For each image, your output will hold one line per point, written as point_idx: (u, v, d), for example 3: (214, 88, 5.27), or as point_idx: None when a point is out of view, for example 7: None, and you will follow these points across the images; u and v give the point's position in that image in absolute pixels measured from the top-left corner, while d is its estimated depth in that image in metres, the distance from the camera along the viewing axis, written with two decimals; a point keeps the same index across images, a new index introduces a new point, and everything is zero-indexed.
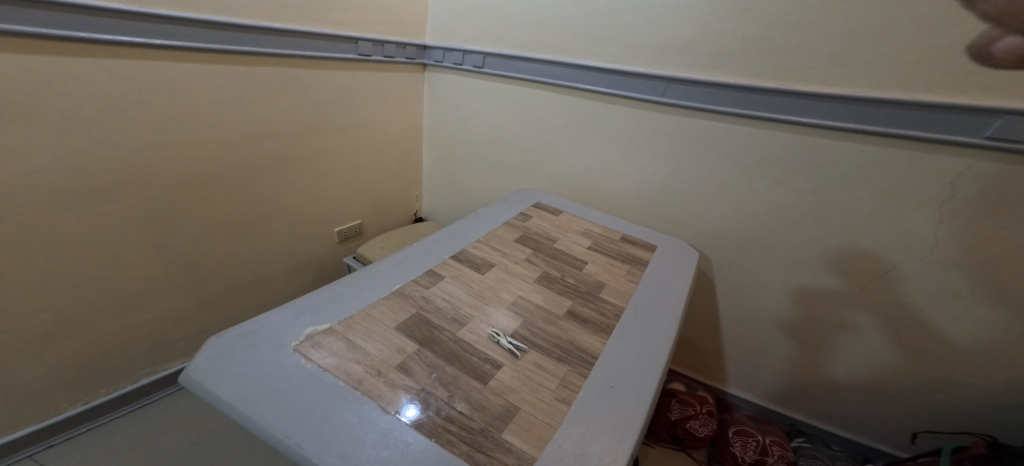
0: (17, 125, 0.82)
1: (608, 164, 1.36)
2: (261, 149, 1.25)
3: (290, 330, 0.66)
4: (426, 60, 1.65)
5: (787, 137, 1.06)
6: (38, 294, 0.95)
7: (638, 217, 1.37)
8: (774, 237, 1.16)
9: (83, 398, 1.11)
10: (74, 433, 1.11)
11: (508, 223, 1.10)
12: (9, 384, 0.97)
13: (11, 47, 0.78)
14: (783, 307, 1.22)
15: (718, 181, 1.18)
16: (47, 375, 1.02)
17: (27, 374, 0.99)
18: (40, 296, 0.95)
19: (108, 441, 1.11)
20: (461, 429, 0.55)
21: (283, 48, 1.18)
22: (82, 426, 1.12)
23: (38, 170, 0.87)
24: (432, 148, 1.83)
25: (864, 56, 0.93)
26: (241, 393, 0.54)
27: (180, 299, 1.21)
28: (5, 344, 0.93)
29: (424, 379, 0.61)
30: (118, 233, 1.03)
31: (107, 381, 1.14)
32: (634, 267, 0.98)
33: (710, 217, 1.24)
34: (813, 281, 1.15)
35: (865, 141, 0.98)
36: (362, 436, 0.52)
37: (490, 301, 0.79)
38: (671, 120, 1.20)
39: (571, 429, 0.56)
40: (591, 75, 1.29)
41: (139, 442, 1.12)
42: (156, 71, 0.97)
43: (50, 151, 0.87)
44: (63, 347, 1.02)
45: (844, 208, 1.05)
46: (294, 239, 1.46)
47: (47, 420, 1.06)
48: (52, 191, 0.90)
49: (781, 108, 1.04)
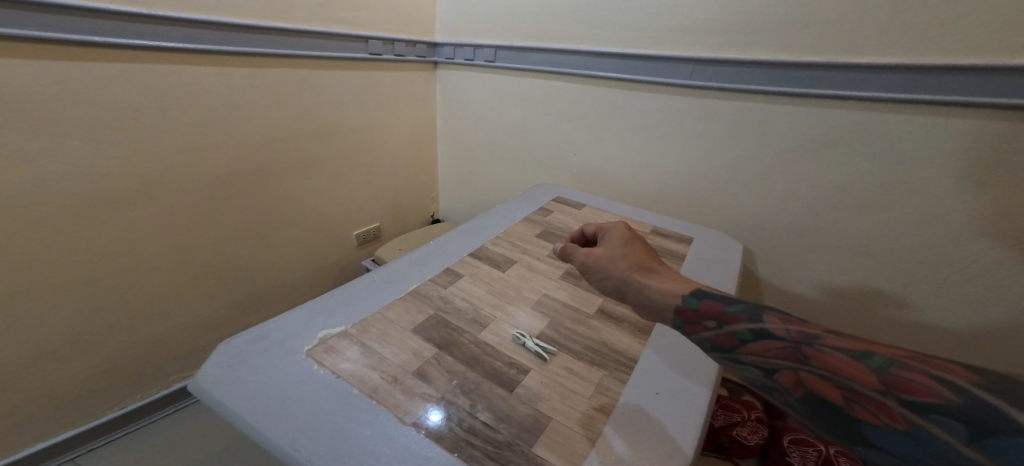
0: (36, 136, 0.81)
1: (631, 155, 1.28)
2: (277, 152, 1.23)
3: (303, 334, 0.62)
4: (436, 58, 1.61)
5: (839, 115, 0.95)
6: (67, 304, 0.94)
7: (666, 209, 1.28)
8: (823, 227, 1.05)
9: (119, 402, 1.10)
10: (112, 437, 1.11)
11: (527, 219, 1.04)
12: (47, 392, 0.97)
13: (30, 53, 0.77)
14: (835, 304, 1.09)
15: (758, 166, 1.08)
16: (79, 384, 1.01)
17: (60, 384, 0.98)
18: (69, 306, 0.94)
19: (143, 449, 1.10)
20: (487, 442, 0.49)
21: (294, 49, 1.16)
22: (120, 430, 1.12)
23: (60, 178, 0.86)
24: (446, 148, 1.79)
25: (924, 22, 0.83)
26: (249, 403, 0.50)
27: (203, 306, 1.19)
28: (37, 353, 0.92)
29: (444, 386, 0.55)
30: (142, 240, 1.01)
31: (140, 387, 1.14)
32: (669, 260, 0.90)
33: (747, 207, 1.14)
34: (870, 276, 1.02)
35: (930, 115, 0.86)
36: (377, 451, 0.46)
37: (512, 300, 0.74)
38: (700, 104, 1.11)
39: (613, 441, 0.50)
40: (610, 61, 1.22)
41: (170, 451, 1.11)
42: (169, 75, 0.95)
43: (72, 157, 0.86)
44: (94, 356, 1.01)
45: (912, 191, 0.92)
46: (312, 243, 1.43)
47: (87, 425, 1.06)
48: (78, 198, 0.89)
49: (826, 84, 0.95)
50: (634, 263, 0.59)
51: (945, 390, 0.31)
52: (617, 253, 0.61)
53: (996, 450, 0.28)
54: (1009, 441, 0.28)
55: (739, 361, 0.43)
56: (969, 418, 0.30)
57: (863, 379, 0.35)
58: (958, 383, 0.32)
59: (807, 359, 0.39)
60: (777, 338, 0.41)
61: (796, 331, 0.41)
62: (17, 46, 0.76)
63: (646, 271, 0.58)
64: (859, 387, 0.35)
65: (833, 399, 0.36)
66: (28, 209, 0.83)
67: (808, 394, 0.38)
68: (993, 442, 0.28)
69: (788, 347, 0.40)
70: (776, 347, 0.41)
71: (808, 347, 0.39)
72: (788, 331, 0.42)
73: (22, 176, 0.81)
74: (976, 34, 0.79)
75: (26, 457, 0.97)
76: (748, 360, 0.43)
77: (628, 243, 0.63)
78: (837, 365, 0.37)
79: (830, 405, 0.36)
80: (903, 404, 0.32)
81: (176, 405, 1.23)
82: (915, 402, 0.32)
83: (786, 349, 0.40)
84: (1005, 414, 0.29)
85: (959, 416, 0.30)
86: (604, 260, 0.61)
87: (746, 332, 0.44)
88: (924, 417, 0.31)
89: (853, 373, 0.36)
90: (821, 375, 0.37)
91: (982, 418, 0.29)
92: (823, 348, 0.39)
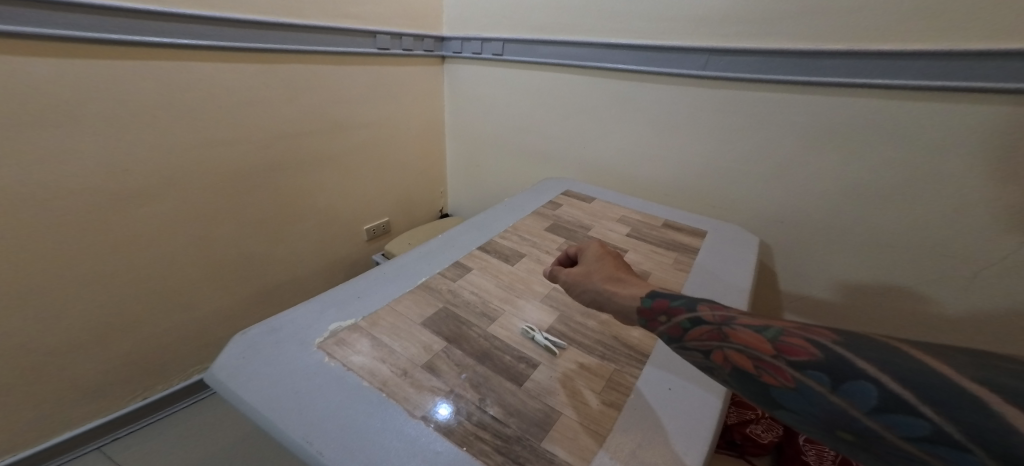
0: (60, 133, 0.83)
1: (643, 148, 1.26)
2: (288, 148, 1.23)
3: (315, 326, 0.62)
4: (443, 52, 1.60)
5: (863, 104, 0.92)
6: (91, 298, 0.96)
7: (679, 203, 1.26)
8: (843, 220, 1.01)
9: (141, 393, 1.13)
10: (136, 426, 1.14)
11: (536, 213, 1.03)
12: (74, 383, 1.00)
13: (53, 52, 0.79)
14: (856, 300, 1.06)
15: (775, 158, 1.06)
16: (103, 375, 1.04)
17: (84, 376, 1.01)
18: (93, 299, 0.96)
19: (165, 438, 1.13)
20: (496, 436, 0.48)
21: (304, 45, 1.16)
22: (144, 420, 1.16)
23: (82, 174, 0.87)
24: (455, 142, 1.78)
25: (957, 5, 0.79)
26: (262, 394, 0.50)
27: (220, 300, 1.21)
28: (63, 344, 0.95)
29: (453, 380, 0.55)
30: (161, 235, 1.03)
31: (162, 378, 1.17)
32: (681, 254, 0.88)
33: (763, 200, 1.11)
34: (893, 271, 0.99)
35: (962, 103, 0.82)
36: (386, 444, 0.46)
37: (521, 294, 0.73)
38: (714, 95, 1.09)
39: (624, 438, 0.49)
40: (620, 53, 1.20)
41: (190, 441, 1.14)
42: (183, 71, 0.96)
43: (93, 154, 0.88)
44: (117, 348, 1.04)
45: (940, 183, 0.88)
46: (323, 237, 1.45)
47: (113, 414, 1.09)
48: (100, 194, 0.91)
49: (848, 73, 0.91)
50: (603, 276, 0.59)
51: (818, 346, 0.31)
52: (591, 270, 0.61)
53: (853, 395, 0.28)
54: (858, 385, 0.28)
55: (680, 350, 0.42)
56: (833, 368, 0.30)
57: (762, 348, 0.34)
58: (826, 340, 0.32)
59: (724, 337, 0.38)
60: (704, 322, 0.40)
61: (720, 315, 0.40)
62: (40, 45, 0.77)
63: (616, 280, 0.57)
64: (760, 356, 0.34)
65: (739, 371, 0.35)
66: (50, 205, 0.85)
67: (724, 371, 0.36)
68: (851, 386, 0.28)
69: (713, 328, 0.39)
70: (700, 329, 0.40)
71: (725, 326, 0.39)
72: (711, 314, 0.41)
73: (47, 172, 0.83)
74: (1014, 16, 0.75)
75: (57, 445, 1.01)
76: (687, 348, 0.41)
77: (602, 259, 0.64)
78: (743, 338, 0.36)
79: (739, 378, 0.35)
80: (787, 364, 0.32)
81: (196, 397, 1.26)
82: (795, 361, 0.31)
83: (708, 331, 0.40)
84: (858, 362, 0.29)
85: (825, 368, 0.30)
86: (579, 277, 0.61)
87: (684, 320, 0.43)
88: (801, 373, 0.31)
89: (753, 343, 0.35)
90: (732, 350, 0.36)
91: (842, 367, 0.29)
92: (736, 325, 0.38)
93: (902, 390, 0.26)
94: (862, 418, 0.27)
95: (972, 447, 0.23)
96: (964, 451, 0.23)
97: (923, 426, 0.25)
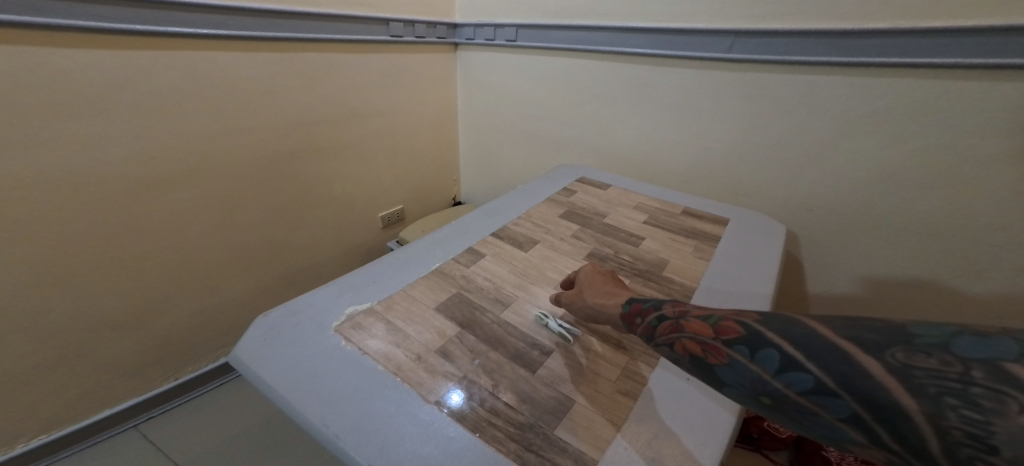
0: (93, 121, 0.85)
1: (661, 133, 1.22)
2: (306, 136, 1.24)
3: (332, 310, 0.62)
4: (456, 39, 1.58)
5: (903, 86, 0.86)
6: (124, 282, 1.00)
7: (699, 190, 1.22)
8: (876, 208, 0.96)
9: (173, 374, 1.18)
10: (169, 406, 1.19)
11: (550, 200, 1.01)
12: (111, 362, 1.04)
13: (84, 43, 0.81)
14: (889, 292, 1.01)
15: (804, 143, 1.01)
16: (136, 356, 1.08)
17: (120, 356, 1.05)
18: (126, 283, 1.00)
19: (195, 418, 1.18)
20: (509, 423, 0.48)
21: (320, 33, 1.16)
22: (176, 400, 1.20)
23: (115, 162, 0.90)
24: (469, 130, 1.77)
25: None
26: (281, 376, 0.51)
27: (243, 285, 1.24)
28: (99, 326, 0.99)
29: (467, 366, 0.55)
30: (189, 222, 1.06)
31: (192, 360, 1.21)
32: (701, 242, 0.85)
33: (789, 187, 1.07)
34: (931, 262, 0.94)
35: (1016, 82, 0.77)
36: (401, 429, 0.46)
37: (534, 280, 0.72)
38: (738, 78, 1.04)
39: (640, 428, 0.48)
40: (637, 36, 1.16)
41: (219, 421, 1.18)
42: (205, 61, 0.97)
43: (125, 142, 0.90)
44: (150, 330, 1.08)
45: (987, 168, 0.82)
46: (340, 225, 1.46)
47: (148, 393, 1.14)
48: (131, 181, 0.93)
49: (887, 51, 0.86)
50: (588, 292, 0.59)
51: (741, 323, 0.37)
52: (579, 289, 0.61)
53: (764, 361, 0.33)
54: (767, 352, 0.33)
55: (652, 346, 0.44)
56: (752, 342, 0.35)
57: (704, 332, 0.39)
58: (747, 318, 0.37)
59: (681, 328, 0.41)
60: (667, 318, 0.44)
61: (679, 309, 0.44)
62: (70, 36, 0.79)
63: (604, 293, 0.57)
64: (703, 339, 0.38)
65: (689, 355, 0.39)
66: (87, 193, 0.88)
67: (684, 360, 0.40)
68: (762, 355, 0.34)
69: (673, 322, 0.42)
70: (663, 325, 0.43)
71: (680, 318, 0.42)
72: (668, 307, 0.45)
73: (83, 160, 0.86)
74: None
75: (98, 421, 1.06)
76: (656, 343, 0.44)
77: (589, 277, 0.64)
78: (690, 326, 0.40)
79: (692, 364, 0.39)
80: (722, 343, 0.37)
81: (224, 378, 1.30)
82: (727, 340, 0.37)
83: (670, 325, 0.43)
84: (767, 333, 0.34)
85: (746, 341, 0.35)
86: (569, 298, 0.61)
87: (652, 319, 0.45)
88: (730, 349, 0.36)
89: (696, 329, 0.40)
90: (687, 340, 0.40)
91: (757, 339, 0.35)
92: (688, 316, 0.42)
93: (795, 352, 0.32)
94: (772, 380, 0.33)
95: (841, 392, 0.29)
96: (836, 395, 0.29)
97: (810, 380, 0.30)
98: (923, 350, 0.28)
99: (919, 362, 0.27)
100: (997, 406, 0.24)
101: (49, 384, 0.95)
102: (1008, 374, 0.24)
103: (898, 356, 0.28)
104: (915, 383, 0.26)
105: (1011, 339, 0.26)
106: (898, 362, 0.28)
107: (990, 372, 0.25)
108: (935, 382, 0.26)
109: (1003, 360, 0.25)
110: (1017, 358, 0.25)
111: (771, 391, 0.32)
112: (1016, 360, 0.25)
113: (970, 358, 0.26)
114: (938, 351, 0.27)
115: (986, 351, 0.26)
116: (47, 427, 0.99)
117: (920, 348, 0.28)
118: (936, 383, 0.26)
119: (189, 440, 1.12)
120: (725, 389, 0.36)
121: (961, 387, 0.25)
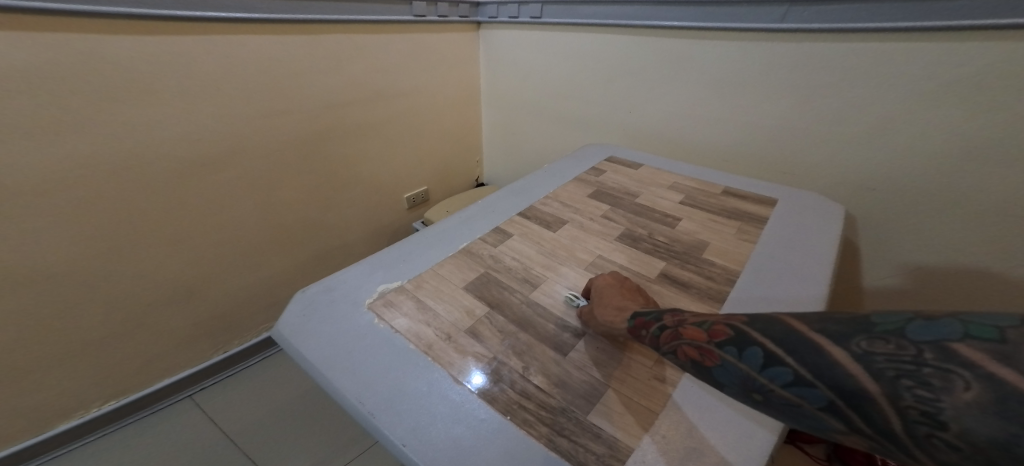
0: (141, 105, 0.87)
1: (698, 109, 1.17)
2: (335, 118, 1.25)
3: (365, 287, 0.62)
4: (480, 18, 1.54)
5: (982, 52, 0.78)
6: (174, 260, 1.03)
7: (741, 168, 1.16)
8: (943, 187, 0.89)
9: (221, 347, 1.23)
10: (219, 378, 1.25)
11: (578, 179, 0.98)
12: (164, 336, 1.09)
13: (129, 29, 0.82)
14: (954, 277, 0.93)
15: (862, 118, 0.93)
16: (185, 332, 1.13)
17: (171, 332, 1.10)
18: (175, 262, 1.04)
19: (239, 390, 1.23)
20: (540, 407, 0.46)
21: (347, 14, 1.15)
22: (223, 373, 1.26)
23: (164, 145, 0.93)
24: (492, 112, 1.74)
25: None
26: (320, 352, 0.51)
27: (281, 263, 1.28)
28: (153, 302, 1.03)
29: (496, 347, 0.53)
30: (229, 203, 1.08)
31: (237, 335, 1.26)
32: (744, 223, 0.81)
33: (842, 164, 1.00)
34: (1006, 245, 0.86)
35: None
36: (433, 408, 0.45)
37: (564, 261, 0.70)
38: (787, 49, 0.97)
39: (679, 416, 0.46)
40: (674, 9, 1.10)
41: (263, 394, 1.23)
42: (239, 45, 0.97)
43: (170, 126, 0.93)
44: (198, 308, 1.13)
45: None
46: (368, 206, 1.47)
47: (199, 366, 1.20)
48: (177, 162, 0.96)
49: (961, 14, 0.78)
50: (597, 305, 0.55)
51: (730, 324, 0.34)
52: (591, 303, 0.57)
53: (749, 359, 0.30)
54: (750, 351, 0.30)
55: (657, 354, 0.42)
56: (738, 341, 0.32)
57: (698, 337, 0.36)
58: (735, 321, 0.34)
59: (678, 336, 0.38)
60: (669, 327, 0.41)
61: (677, 318, 0.41)
62: (115, 23, 0.80)
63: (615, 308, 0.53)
64: (697, 344, 0.36)
65: (687, 360, 0.36)
66: (140, 174, 0.91)
67: (685, 367, 0.37)
68: (748, 353, 0.31)
69: (673, 331, 0.40)
70: (664, 334, 0.41)
71: (677, 326, 0.40)
72: (668, 318, 0.42)
73: (132, 143, 0.88)
74: None
75: (155, 391, 1.12)
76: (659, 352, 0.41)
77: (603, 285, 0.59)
78: (686, 332, 0.38)
79: (691, 369, 0.36)
80: (713, 345, 0.34)
81: (268, 352, 1.35)
82: (718, 342, 0.34)
83: (670, 333, 0.40)
84: (751, 332, 0.31)
85: (734, 341, 0.32)
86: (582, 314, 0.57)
87: (655, 329, 0.43)
88: (719, 350, 0.33)
89: (692, 334, 0.37)
90: (684, 346, 0.37)
91: (742, 338, 0.32)
92: (685, 323, 0.39)
93: (776, 349, 0.29)
94: (757, 376, 0.30)
95: (815, 381, 0.26)
96: (811, 385, 0.26)
97: (787, 372, 0.27)
98: (881, 336, 0.25)
99: (876, 347, 0.24)
100: (945, 384, 0.21)
101: (105, 358, 1.00)
102: (954, 352, 0.22)
103: (859, 344, 0.25)
104: (873, 368, 0.24)
105: (959, 319, 0.23)
106: (861, 349, 0.25)
107: (938, 352, 0.22)
108: (891, 365, 0.23)
109: (950, 340, 0.22)
110: (963, 336, 0.22)
111: (756, 387, 0.29)
112: (961, 338, 0.22)
113: (921, 339, 0.23)
114: (895, 336, 0.24)
115: (936, 331, 0.23)
116: (109, 395, 1.05)
117: (878, 335, 0.25)
118: (893, 366, 0.23)
119: (236, 411, 1.17)
120: (724, 390, 0.33)
121: (916, 368, 0.22)
